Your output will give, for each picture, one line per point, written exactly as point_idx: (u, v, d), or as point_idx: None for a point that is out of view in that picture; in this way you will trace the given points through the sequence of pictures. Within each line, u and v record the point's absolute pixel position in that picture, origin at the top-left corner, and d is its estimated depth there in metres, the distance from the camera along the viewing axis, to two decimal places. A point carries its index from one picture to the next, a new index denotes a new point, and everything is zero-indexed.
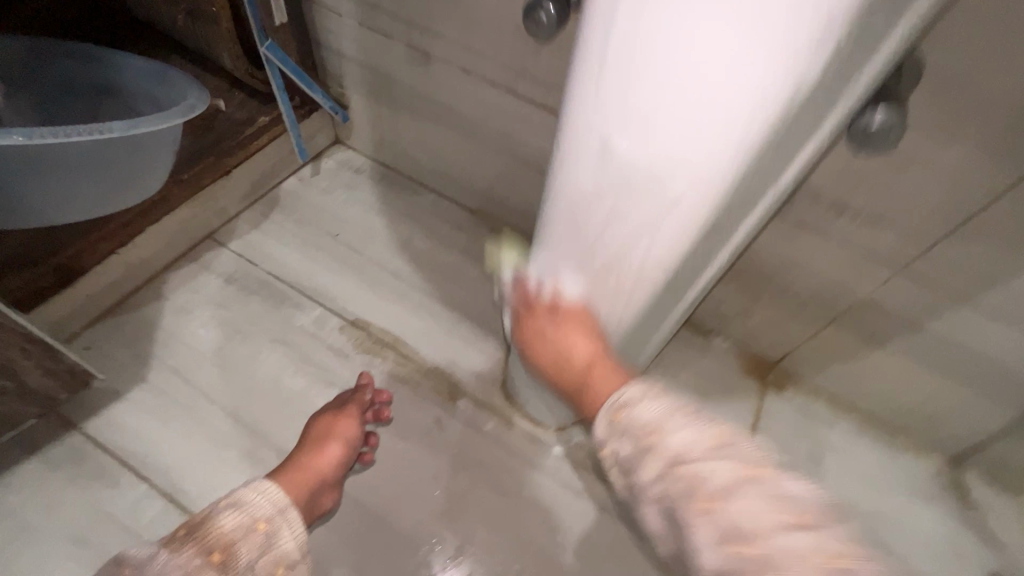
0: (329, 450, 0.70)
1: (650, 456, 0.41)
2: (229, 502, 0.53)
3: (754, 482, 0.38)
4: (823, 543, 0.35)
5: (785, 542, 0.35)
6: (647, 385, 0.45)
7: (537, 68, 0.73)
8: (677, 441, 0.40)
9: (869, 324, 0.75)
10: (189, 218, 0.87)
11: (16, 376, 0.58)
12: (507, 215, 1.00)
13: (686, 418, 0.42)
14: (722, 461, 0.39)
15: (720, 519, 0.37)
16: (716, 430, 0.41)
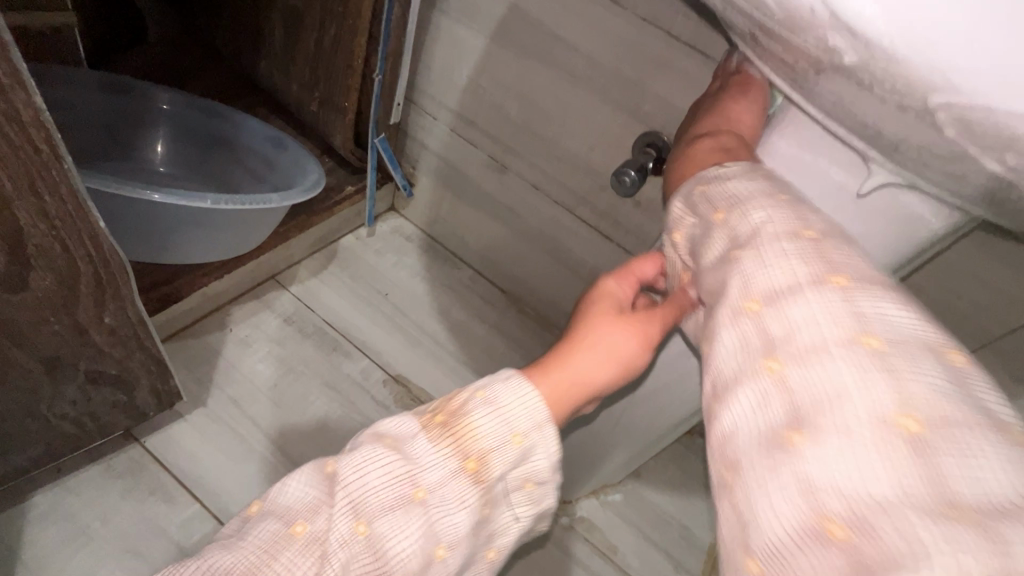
0: (603, 364, 0.45)
1: (717, 236, 0.39)
2: (487, 398, 0.41)
3: (872, 351, 0.30)
4: (936, 453, 0.27)
5: (863, 428, 0.28)
6: (783, 219, 0.37)
7: (598, 200, 0.91)
8: (762, 271, 0.35)
9: None
10: (265, 261, 0.97)
11: (130, 393, 0.65)
12: (536, 302, 1.11)
13: (812, 267, 0.34)
14: (842, 322, 0.31)
15: (799, 370, 0.31)
16: (840, 273, 0.33)
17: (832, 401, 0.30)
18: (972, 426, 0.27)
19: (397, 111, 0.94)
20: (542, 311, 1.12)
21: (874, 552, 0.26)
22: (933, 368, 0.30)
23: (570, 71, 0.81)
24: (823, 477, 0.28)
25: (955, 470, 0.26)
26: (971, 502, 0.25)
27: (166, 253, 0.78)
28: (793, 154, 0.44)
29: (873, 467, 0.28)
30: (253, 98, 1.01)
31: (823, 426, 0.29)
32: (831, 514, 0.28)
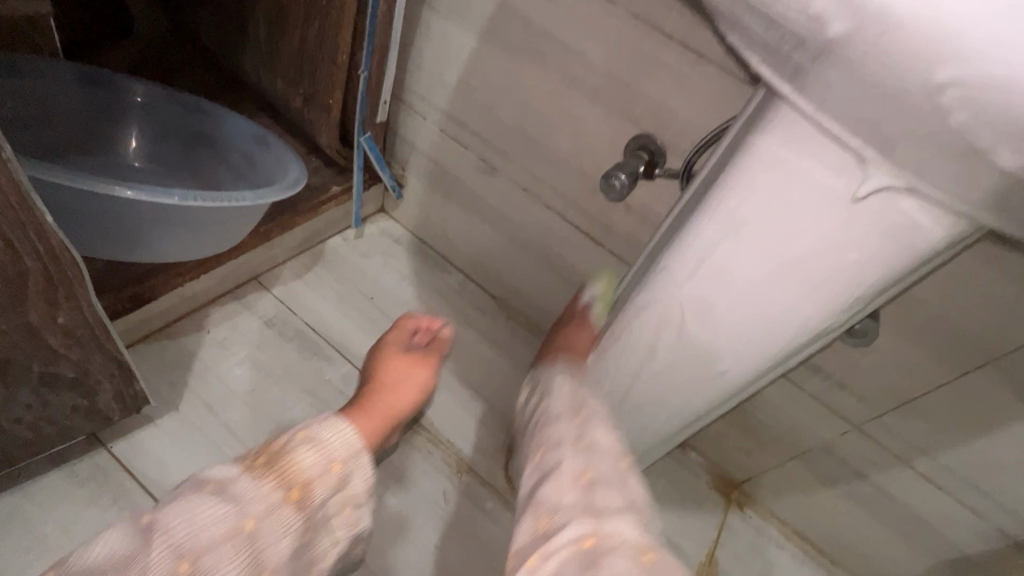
0: (406, 392, 0.76)
1: (557, 403, 0.59)
2: (305, 438, 0.56)
3: (580, 444, 0.54)
4: (596, 495, 0.50)
5: (570, 487, 0.51)
6: (573, 396, 0.59)
7: (589, 204, 0.88)
8: (555, 400, 0.59)
9: (825, 466, 0.88)
10: (246, 261, 0.94)
11: (92, 397, 0.62)
12: (526, 308, 1.08)
13: (571, 401, 0.59)
14: (572, 426, 0.56)
15: (545, 454, 0.55)
16: (586, 409, 0.58)
17: (560, 470, 0.53)
18: (618, 488, 0.52)
19: (384, 110, 0.92)
20: (532, 318, 1.09)
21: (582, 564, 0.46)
22: (614, 460, 0.54)
23: (560, 70, 0.78)
24: (541, 512, 0.51)
25: (604, 505, 0.50)
26: (626, 547, 0.47)
27: (139, 255, 0.75)
28: (783, 156, 0.42)
29: (566, 505, 0.50)
30: (237, 93, 0.99)
31: (549, 484, 0.52)
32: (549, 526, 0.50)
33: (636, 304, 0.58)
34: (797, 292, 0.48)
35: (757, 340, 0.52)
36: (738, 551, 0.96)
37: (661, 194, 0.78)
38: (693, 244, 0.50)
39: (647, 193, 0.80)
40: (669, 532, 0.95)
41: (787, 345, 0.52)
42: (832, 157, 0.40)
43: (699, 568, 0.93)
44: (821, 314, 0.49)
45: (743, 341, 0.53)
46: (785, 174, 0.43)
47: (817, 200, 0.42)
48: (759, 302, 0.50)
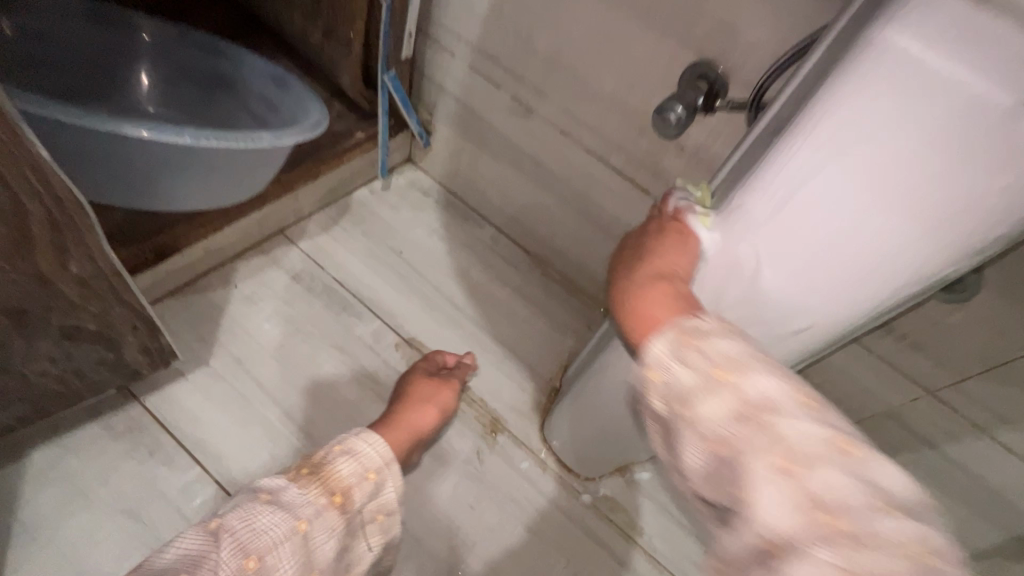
0: (430, 410, 0.76)
1: (712, 387, 0.38)
2: (343, 450, 0.55)
3: (821, 422, 0.36)
4: (865, 504, 0.33)
5: (830, 507, 0.33)
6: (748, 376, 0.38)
7: (635, 146, 0.79)
8: (751, 381, 0.37)
9: (889, 434, 0.81)
10: (271, 212, 0.90)
11: (117, 349, 0.60)
12: (562, 264, 1.02)
13: (743, 391, 0.37)
14: (796, 402, 0.37)
15: (779, 439, 0.35)
16: (774, 360, 0.40)
17: (825, 464, 0.34)
18: (889, 477, 0.34)
19: (408, 45, 0.85)
20: (569, 275, 1.03)
21: (807, 499, 0.33)
22: (846, 442, 0.35)
23: None
24: (832, 525, 0.33)
25: (897, 500, 0.34)
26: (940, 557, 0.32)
27: (156, 203, 0.71)
28: (926, 55, 0.35)
29: (832, 542, 0.32)
30: (255, 32, 0.93)
31: (797, 520, 0.33)
32: (800, 487, 0.34)
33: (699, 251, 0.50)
34: (911, 234, 0.41)
35: (847, 292, 0.46)
36: None
37: (718, 133, 0.69)
38: (785, 174, 0.43)
39: (702, 131, 0.71)
40: None
41: (881, 298, 0.46)
42: (994, 52, 0.34)
43: None
44: (932, 260, 0.43)
45: (830, 292, 0.46)
46: (924, 80, 0.36)
47: (959, 114, 0.36)
48: (859, 247, 0.43)
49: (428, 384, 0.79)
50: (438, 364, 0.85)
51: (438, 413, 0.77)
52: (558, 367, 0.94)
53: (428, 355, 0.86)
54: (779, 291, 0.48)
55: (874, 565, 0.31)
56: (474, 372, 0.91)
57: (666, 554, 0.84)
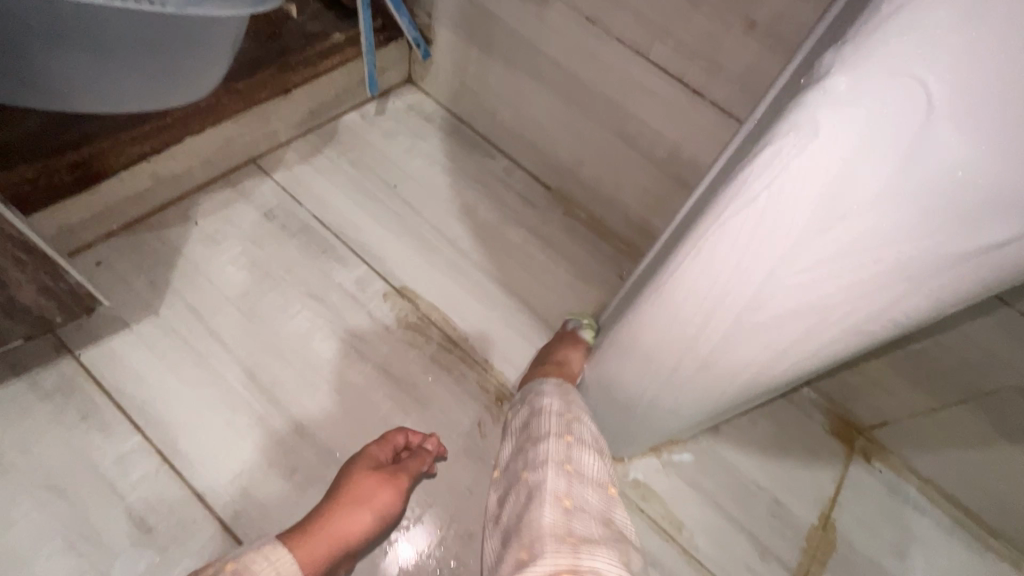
0: (362, 517, 0.55)
1: (545, 415, 0.54)
2: (234, 570, 0.46)
3: (566, 466, 0.48)
4: (575, 522, 0.45)
5: (545, 512, 0.45)
6: (559, 408, 0.54)
7: (687, 28, 0.59)
8: (538, 421, 0.53)
9: (1016, 413, 0.62)
10: (235, 134, 0.74)
11: (6, 291, 0.47)
12: (590, 201, 0.84)
13: (559, 419, 0.53)
14: (558, 447, 0.50)
15: (524, 467, 0.50)
16: (574, 424, 0.53)
17: (541, 492, 0.47)
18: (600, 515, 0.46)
19: None
20: (597, 214, 0.84)
21: (526, 504, 0.47)
22: (597, 486, 0.49)
23: None
24: (523, 538, 0.45)
25: (586, 530, 0.44)
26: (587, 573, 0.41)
27: (59, 103, 0.55)
28: None
29: (543, 526, 0.44)
30: None
31: (529, 512, 0.46)
32: (525, 493, 0.48)
33: (816, 97, 0.27)
34: None
35: None
36: (863, 513, 0.73)
37: None
38: None
39: None
40: (771, 487, 0.73)
41: None
42: None
43: (810, 534, 0.71)
44: None
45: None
46: None
47: None
48: None
49: (367, 480, 0.58)
50: (395, 448, 0.62)
51: (376, 524, 0.56)
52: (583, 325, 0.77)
53: (385, 435, 0.63)
54: (964, 173, 0.25)
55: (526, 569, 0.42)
56: (443, 457, 0.66)
57: (710, 553, 0.68)
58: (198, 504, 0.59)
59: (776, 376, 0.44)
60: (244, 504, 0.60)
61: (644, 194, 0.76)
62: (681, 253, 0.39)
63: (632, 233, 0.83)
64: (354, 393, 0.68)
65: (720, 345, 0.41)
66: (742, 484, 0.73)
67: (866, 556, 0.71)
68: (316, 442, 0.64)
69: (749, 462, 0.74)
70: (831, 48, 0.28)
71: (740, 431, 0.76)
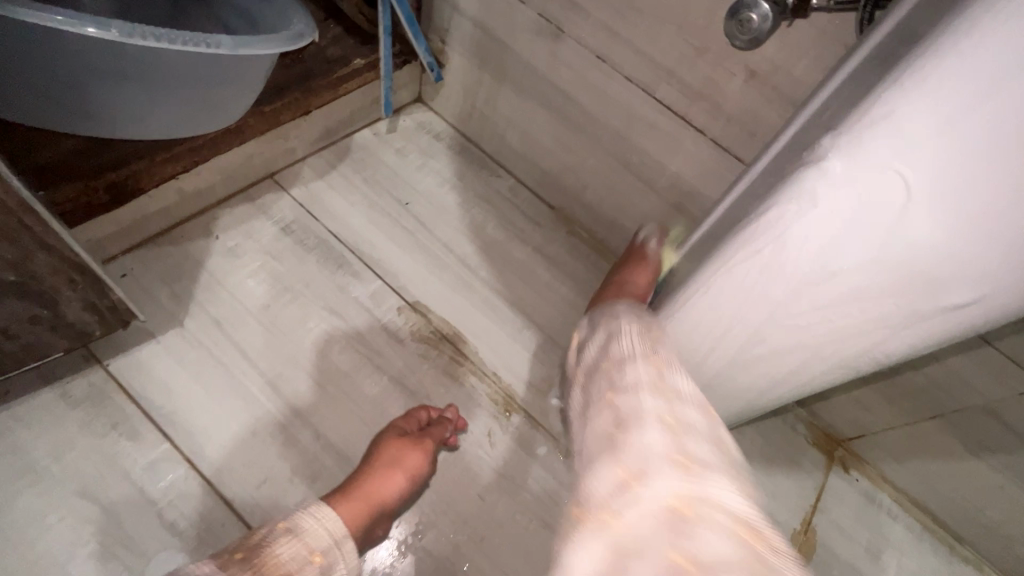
0: (394, 478, 0.61)
1: (625, 342, 0.45)
2: (286, 528, 0.50)
3: (661, 389, 0.40)
4: (682, 443, 0.37)
5: (647, 434, 0.38)
6: (636, 324, 0.47)
7: (690, 71, 0.64)
8: (617, 346, 0.45)
9: (978, 429, 0.68)
10: (256, 153, 0.77)
11: (54, 307, 0.50)
12: (592, 222, 0.88)
13: (640, 340, 0.45)
14: (648, 372, 0.42)
15: (611, 391, 0.42)
16: (657, 339, 0.45)
17: (635, 419, 0.39)
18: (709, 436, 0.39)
19: None
20: (598, 234, 0.89)
21: (616, 427, 0.39)
22: (699, 408, 0.41)
23: None
24: (624, 461, 0.37)
25: (694, 458, 0.37)
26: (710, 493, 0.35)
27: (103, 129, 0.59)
28: None
29: (651, 448, 0.37)
30: None
31: (627, 436, 0.38)
32: (614, 417, 0.40)
33: (811, 175, 0.33)
34: None
35: None
36: (842, 519, 0.79)
37: (803, 49, 0.54)
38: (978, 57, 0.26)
39: (782, 51, 0.56)
40: (758, 494, 0.79)
41: None
42: None
43: (794, 538, 0.77)
44: None
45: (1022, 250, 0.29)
46: None
47: None
48: None
49: (396, 445, 0.64)
50: (419, 422, 0.68)
51: (407, 486, 0.62)
52: None
53: (410, 410, 0.69)
54: (942, 242, 0.31)
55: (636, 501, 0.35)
56: (465, 430, 0.73)
57: None
58: (224, 509, 0.62)
59: (777, 397, 0.49)
60: (267, 507, 0.63)
61: (645, 218, 0.81)
62: (687, 292, 0.43)
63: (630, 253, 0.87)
64: (369, 403, 0.71)
65: (725, 371, 0.46)
66: None
67: (843, 558, 0.77)
68: (334, 448, 0.67)
69: None
70: (827, 131, 0.33)
71: (730, 442, 0.81)
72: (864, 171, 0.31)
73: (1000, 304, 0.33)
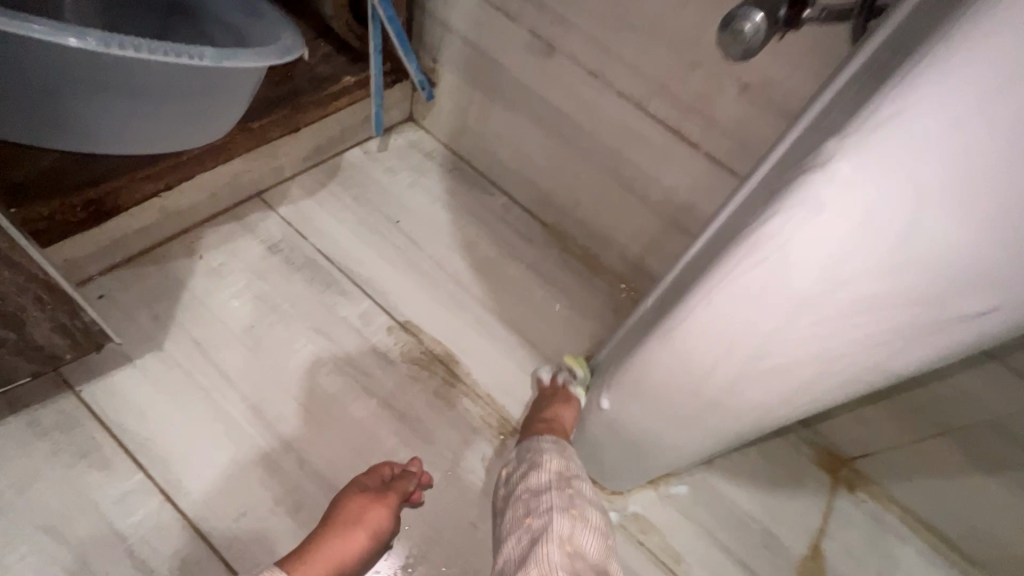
0: (355, 537, 0.57)
1: (540, 471, 0.55)
2: None
3: (568, 513, 0.50)
4: (580, 564, 0.46)
5: (552, 556, 0.46)
6: (557, 459, 0.57)
7: (683, 85, 0.64)
8: (536, 473, 0.55)
9: (987, 445, 0.66)
10: (242, 170, 0.76)
11: (21, 329, 0.47)
12: (586, 239, 0.87)
13: (557, 472, 0.55)
14: (559, 497, 0.52)
15: (529, 515, 0.51)
16: (573, 479, 0.55)
17: (544, 536, 0.48)
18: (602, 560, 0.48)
19: None
20: (593, 250, 0.87)
21: (528, 549, 0.48)
22: (597, 536, 0.50)
23: None
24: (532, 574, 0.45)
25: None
26: None
27: (81, 144, 0.57)
28: None
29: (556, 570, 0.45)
30: None
31: (537, 552, 0.47)
32: (528, 537, 0.49)
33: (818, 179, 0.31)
34: None
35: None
36: (850, 543, 0.76)
37: (794, 61, 0.54)
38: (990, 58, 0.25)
39: (774, 61, 0.56)
40: (764, 518, 0.76)
41: None
42: None
43: (801, 564, 0.74)
44: None
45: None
46: None
47: None
48: None
49: (358, 502, 0.59)
50: (383, 474, 0.63)
51: (369, 545, 0.58)
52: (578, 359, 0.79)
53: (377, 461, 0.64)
54: (949, 248, 0.29)
55: None
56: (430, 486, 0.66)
57: None
58: (201, 543, 0.58)
59: (782, 415, 0.47)
60: (247, 541, 0.59)
61: (639, 233, 0.80)
62: (686, 305, 0.42)
63: (625, 269, 0.86)
64: (358, 428, 0.68)
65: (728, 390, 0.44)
66: (737, 516, 0.75)
67: None
68: (320, 477, 0.64)
69: (742, 494, 0.77)
70: (831, 134, 0.32)
71: (732, 463, 0.79)
72: (871, 175, 0.30)
73: (1010, 318, 0.32)
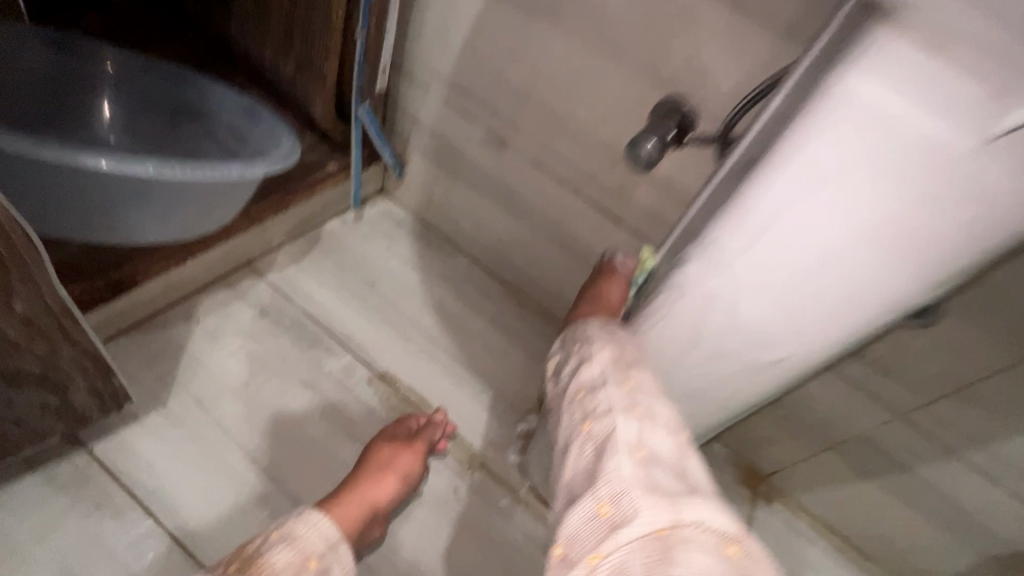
0: (389, 477, 0.72)
1: (592, 366, 0.53)
2: (280, 537, 0.54)
3: (635, 412, 0.48)
4: (654, 471, 0.44)
5: (624, 462, 0.45)
6: (613, 346, 0.55)
7: (608, 177, 0.80)
8: (588, 369, 0.53)
9: (865, 459, 0.82)
10: (237, 245, 0.87)
11: (63, 394, 0.56)
12: (539, 294, 1.01)
13: (615, 363, 0.53)
14: (620, 392, 0.50)
15: (588, 409, 0.51)
16: (633, 365, 0.53)
17: (610, 440, 0.47)
18: (684, 452, 0.47)
19: (382, 77, 0.89)
20: (545, 304, 1.02)
21: (597, 459, 0.47)
22: (672, 432, 0.48)
23: (576, 28, 0.71)
24: (600, 492, 0.44)
25: (673, 486, 0.44)
26: (684, 506, 0.42)
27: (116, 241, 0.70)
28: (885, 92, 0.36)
29: (628, 481, 0.43)
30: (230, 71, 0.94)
31: (607, 459, 0.46)
32: (594, 442, 0.48)
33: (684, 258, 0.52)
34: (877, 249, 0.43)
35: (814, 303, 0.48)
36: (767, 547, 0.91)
37: (687, 164, 0.71)
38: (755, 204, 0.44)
39: (673, 163, 0.73)
40: None
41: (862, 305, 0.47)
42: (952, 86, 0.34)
43: None
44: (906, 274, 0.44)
45: (817, 292, 0.47)
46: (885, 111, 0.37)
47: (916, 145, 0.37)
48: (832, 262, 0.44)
49: (389, 449, 0.75)
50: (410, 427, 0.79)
51: (399, 483, 0.73)
52: (535, 400, 0.91)
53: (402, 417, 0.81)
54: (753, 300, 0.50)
55: (622, 527, 0.42)
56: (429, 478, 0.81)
57: None
58: None
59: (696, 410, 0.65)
60: None
61: (583, 290, 0.95)
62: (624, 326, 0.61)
63: None
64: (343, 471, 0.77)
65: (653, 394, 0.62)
66: None
67: None
68: None
69: None
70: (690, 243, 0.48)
71: None
72: (775, 198, 0.43)
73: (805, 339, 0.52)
